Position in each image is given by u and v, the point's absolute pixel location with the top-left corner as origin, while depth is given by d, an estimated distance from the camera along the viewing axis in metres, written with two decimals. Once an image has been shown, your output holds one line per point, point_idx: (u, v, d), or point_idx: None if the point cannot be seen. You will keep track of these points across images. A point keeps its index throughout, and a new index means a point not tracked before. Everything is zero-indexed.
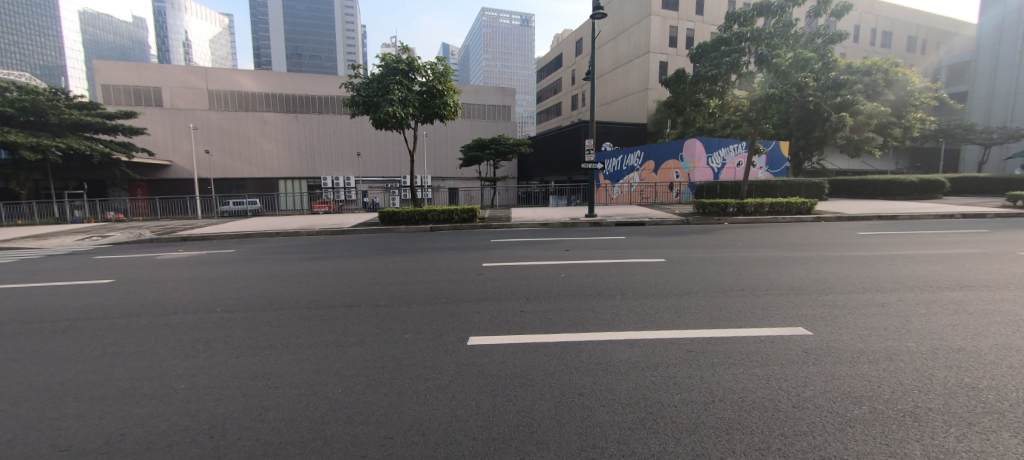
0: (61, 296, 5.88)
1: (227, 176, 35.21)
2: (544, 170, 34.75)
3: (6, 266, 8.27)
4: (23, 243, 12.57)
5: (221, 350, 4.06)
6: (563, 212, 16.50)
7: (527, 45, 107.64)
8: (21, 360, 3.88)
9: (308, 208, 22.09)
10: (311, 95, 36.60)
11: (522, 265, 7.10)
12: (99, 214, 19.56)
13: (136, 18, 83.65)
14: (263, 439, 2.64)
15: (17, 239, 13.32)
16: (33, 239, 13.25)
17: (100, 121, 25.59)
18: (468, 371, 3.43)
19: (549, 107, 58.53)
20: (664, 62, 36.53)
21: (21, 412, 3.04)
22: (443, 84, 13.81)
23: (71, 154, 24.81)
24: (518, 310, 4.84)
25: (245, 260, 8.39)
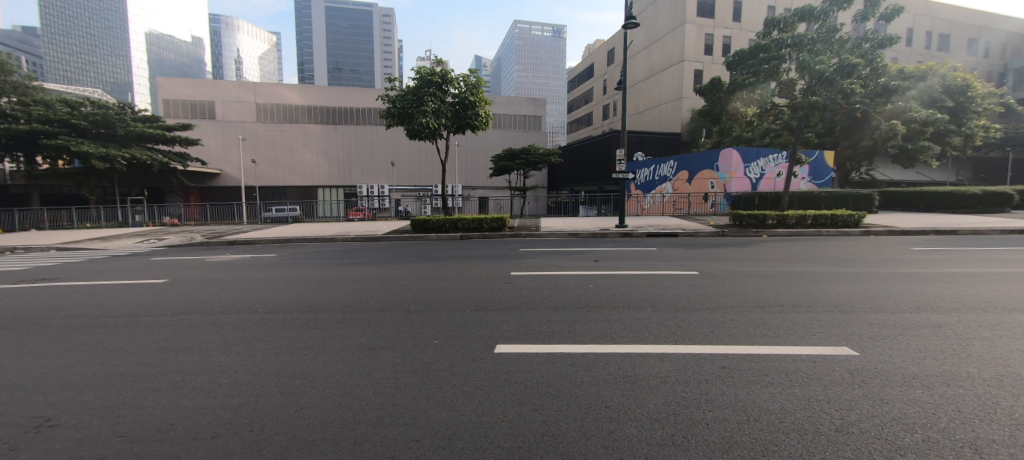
0: (121, 294, 6.34)
1: (270, 184, 37.02)
2: (574, 180, 34.56)
3: (77, 265, 9.02)
4: (91, 244, 13.63)
5: (260, 348, 4.25)
6: (593, 223, 16.33)
7: (558, 56, 108.11)
8: (86, 352, 4.20)
9: (344, 216, 22.93)
10: (351, 108, 38.36)
11: (551, 276, 7.05)
12: (156, 219, 20.94)
13: (195, 39, 91.39)
14: (298, 435, 2.73)
15: (85, 240, 14.48)
16: (99, 241, 14.37)
17: (160, 133, 27.63)
18: (494, 378, 3.44)
19: (580, 116, 58.43)
20: (699, 70, 35.79)
21: (86, 399, 3.30)
22: (475, 96, 14.08)
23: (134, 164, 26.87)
24: (546, 320, 4.80)
25: (286, 264, 8.77)
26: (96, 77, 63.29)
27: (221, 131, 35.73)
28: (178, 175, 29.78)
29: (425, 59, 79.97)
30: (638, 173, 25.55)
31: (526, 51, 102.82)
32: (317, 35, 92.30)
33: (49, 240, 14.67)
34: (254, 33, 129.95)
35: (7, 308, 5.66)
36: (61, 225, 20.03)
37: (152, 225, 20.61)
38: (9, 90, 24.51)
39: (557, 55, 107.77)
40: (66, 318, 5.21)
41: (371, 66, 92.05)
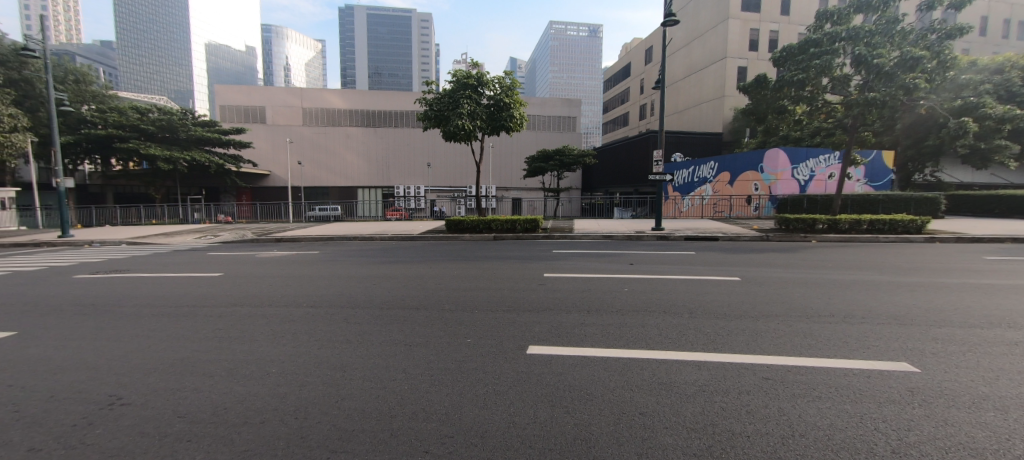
0: (182, 286, 6.86)
1: (314, 185, 38.75)
2: (609, 181, 34.01)
3: (145, 258, 9.85)
4: (156, 239, 14.83)
5: (304, 340, 4.48)
6: (628, 225, 16.04)
7: (593, 55, 106.72)
8: (152, 338, 4.58)
9: (382, 215, 23.68)
10: (390, 111, 39.73)
11: (585, 278, 6.98)
12: (212, 217, 22.50)
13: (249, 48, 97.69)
14: (338, 425, 2.85)
15: (152, 236, 15.77)
16: (163, 237, 15.61)
17: (217, 136, 29.38)
18: (527, 379, 3.44)
19: (615, 117, 57.43)
20: (743, 67, 34.27)
21: (152, 382, 3.60)
22: (511, 97, 14.17)
23: (194, 165, 28.88)
24: (579, 323, 4.75)
25: (328, 261, 9.17)
26: (163, 85, 69.12)
27: (270, 135, 37.80)
28: (232, 176, 31.71)
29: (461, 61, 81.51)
30: (676, 174, 24.83)
31: (561, 51, 102.14)
32: (359, 41, 96.05)
33: (122, 235, 16.10)
34: (302, 41, 137.38)
35: (88, 296, 6.29)
36: (131, 221, 21.90)
37: (209, 222, 22.23)
38: (90, 99, 27.23)
39: (593, 55, 106.43)
40: (135, 307, 5.71)
41: (409, 70, 94.66)
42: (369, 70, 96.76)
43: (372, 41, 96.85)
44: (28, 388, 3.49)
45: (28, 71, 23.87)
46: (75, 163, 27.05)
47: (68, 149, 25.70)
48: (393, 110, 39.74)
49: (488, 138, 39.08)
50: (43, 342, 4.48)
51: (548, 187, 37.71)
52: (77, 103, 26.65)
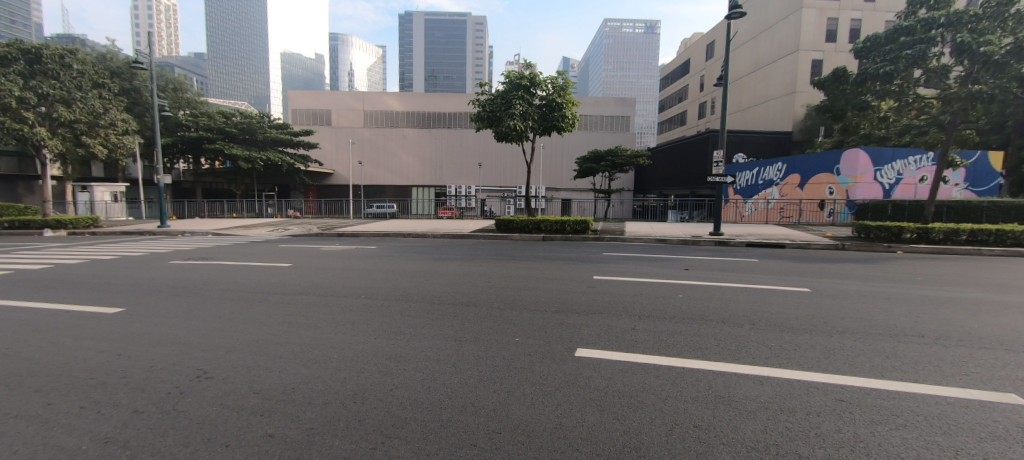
0: (258, 274, 7.56)
1: (372, 184, 40.80)
2: (663, 183, 32.77)
3: (228, 248, 10.94)
4: (237, 231, 16.40)
5: (362, 329, 4.75)
6: (684, 229, 15.35)
7: (650, 52, 102.74)
8: (230, 320, 5.08)
9: (434, 214, 24.45)
10: (444, 112, 41.19)
11: (637, 282, 6.80)
12: (283, 212, 24.46)
13: (317, 57, 105.08)
14: (392, 412, 2.98)
15: (233, 228, 17.45)
16: (242, 228, 17.22)
17: (288, 138, 31.48)
18: (575, 382, 3.41)
19: (672, 116, 55.18)
20: (818, 60, 31.56)
21: (231, 358, 3.98)
22: (563, 97, 14.10)
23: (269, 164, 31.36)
24: (630, 328, 4.62)
25: (384, 256, 9.63)
26: (244, 92, 76.33)
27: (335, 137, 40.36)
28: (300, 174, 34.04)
29: (514, 62, 82.40)
30: (738, 176, 23.91)
31: (616, 48, 99.34)
32: (416, 46, 99.91)
33: (209, 227, 17.95)
34: (364, 47, 145.82)
35: (182, 280, 7.11)
36: (216, 215, 24.39)
37: (280, 216, 24.18)
38: (185, 105, 30.76)
39: (650, 52, 102.40)
40: (217, 291, 6.36)
41: (463, 72, 97.20)
42: (425, 73, 100.60)
43: (429, 45, 100.53)
44: (134, 358, 4.01)
45: (137, 81, 27.43)
46: (173, 162, 30.59)
47: (167, 149, 29.15)
48: (448, 112, 41.26)
49: (539, 138, 39.12)
50: (145, 318, 5.13)
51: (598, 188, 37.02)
52: (175, 109, 30.21)
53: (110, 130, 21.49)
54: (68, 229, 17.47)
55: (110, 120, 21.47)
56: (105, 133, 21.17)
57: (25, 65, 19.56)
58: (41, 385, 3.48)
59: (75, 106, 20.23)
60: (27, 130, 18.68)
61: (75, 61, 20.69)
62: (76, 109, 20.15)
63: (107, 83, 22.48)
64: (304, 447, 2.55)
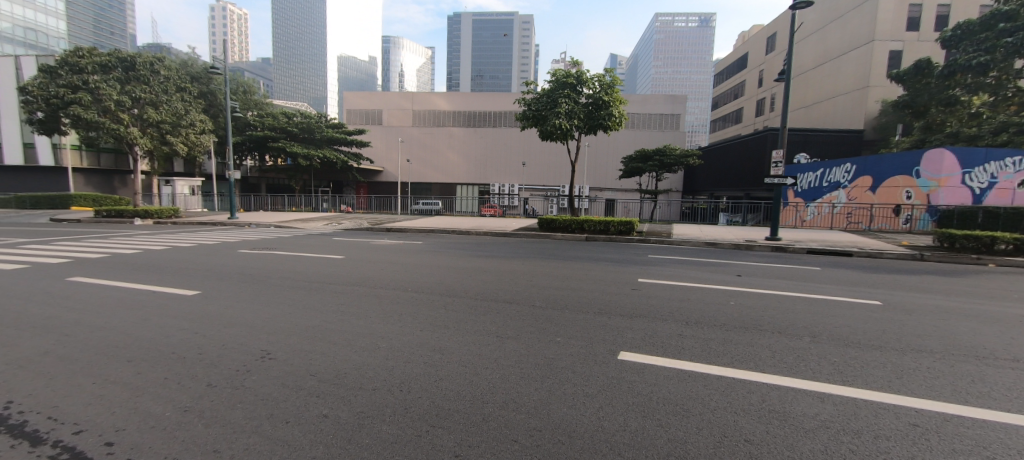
0: (315, 264, 8.09)
1: (419, 181, 42.05)
2: (714, 183, 31.22)
3: (289, 240, 11.76)
4: (296, 224, 17.55)
5: (409, 321, 4.95)
6: (738, 233, 14.55)
7: (704, 46, 97.79)
8: (290, 306, 5.46)
9: (478, 211, 24.78)
10: (490, 111, 41.59)
11: (684, 286, 6.56)
12: (336, 206, 25.81)
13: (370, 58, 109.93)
14: (437, 402, 3.09)
15: (293, 221, 18.66)
16: (301, 222, 18.39)
17: (343, 136, 33.02)
18: (618, 385, 3.35)
19: (726, 113, 52.34)
20: (897, 51, 28.66)
21: (289, 342, 4.29)
22: (610, 96, 13.82)
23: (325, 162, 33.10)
24: (676, 334, 4.48)
25: (430, 252, 9.94)
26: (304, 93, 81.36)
27: (386, 136, 41.90)
28: (352, 171, 35.65)
29: (561, 59, 81.61)
30: (799, 177, 22.31)
31: (668, 43, 95.25)
32: (464, 46, 101.67)
33: (271, 219, 19.33)
34: (415, 48, 150.75)
35: (248, 267, 7.75)
36: (278, 208, 26.22)
37: (334, 211, 25.56)
38: (253, 107, 33.29)
39: (704, 46, 97.41)
40: (278, 279, 6.86)
41: (509, 71, 97.90)
42: (472, 73, 102.62)
43: (476, 45, 102.28)
44: (207, 336, 4.43)
45: (212, 85, 30.03)
46: (241, 158, 33.00)
47: (237, 147, 31.70)
48: (493, 111, 41.65)
49: (584, 137, 38.61)
50: (218, 301, 5.67)
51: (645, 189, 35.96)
52: (245, 110, 32.81)
53: (190, 130, 23.86)
54: (153, 218, 19.50)
55: (190, 121, 23.79)
56: (187, 132, 23.48)
57: (120, 71, 21.79)
58: (133, 355, 3.94)
59: (161, 108, 22.51)
60: (122, 130, 20.96)
61: (163, 67, 22.96)
62: (162, 111, 22.41)
63: (188, 87, 24.74)
64: (355, 429, 2.71)
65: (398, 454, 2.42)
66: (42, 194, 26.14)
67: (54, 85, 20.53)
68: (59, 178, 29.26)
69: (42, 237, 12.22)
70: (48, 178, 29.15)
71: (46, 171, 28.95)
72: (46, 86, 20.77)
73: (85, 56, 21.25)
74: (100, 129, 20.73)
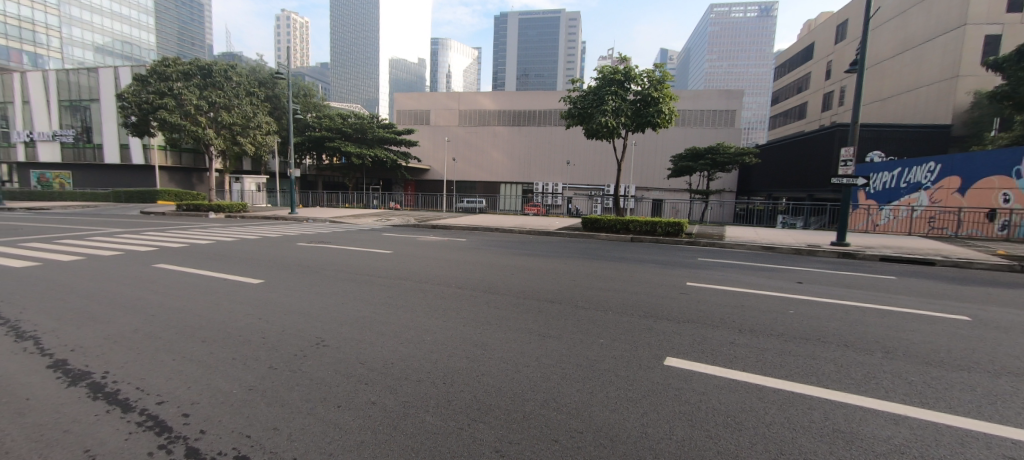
0: (365, 258, 8.51)
1: (464, 180, 42.85)
2: (773, 184, 29.27)
3: (343, 235, 12.45)
4: (349, 219, 18.51)
5: (452, 316, 5.09)
6: (799, 237, 13.55)
7: (765, 37, 91.47)
8: (342, 297, 5.80)
9: (521, 210, 24.84)
10: (535, 110, 41.52)
11: (737, 292, 6.25)
12: (386, 203, 26.89)
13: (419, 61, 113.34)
14: (479, 397, 3.15)
15: (346, 217, 19.71)
16: (354, 217, 19.37)
17: (393, 136, 34.23)
18: (664, 392, 3.25)
19: (788, 108, 48.76)
20: (996, 35, 25.37)
21: (341, 331, 4.55)
22: (660, 92, 13.36)
23: (377, 161, 34.55)
24: (728, 342, 4.27)
25: (475, 249, 10.14)
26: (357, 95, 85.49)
27: (433, 135, 43.08)
28: (401, 170, 36.91)
29: (609, 54, 80.05)
30: (873, 178, 20.48)
31: (724, 35, 90.20)
32: (510, 45, 102.31)
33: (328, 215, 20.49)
34: (461, 49, 153.77)
35: (305, 259, 8.31)
36: (333, 205, 27.83)
37: (384, 207, 26.65)
38: (312, 109, 35.49)
39: (765, 37, 91.13)
40: (332, 271, 7.29)
41: (555, 69, 97.49)
42: (519, 72, 103.48)
43: (523, 44, 102.74)
44: (270, 322, 4.80)
45: (277, 89, 32.32)
46: (302, 157, 35.27)
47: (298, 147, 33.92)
48: (539, 110, 41.53)
49: (631, 135, 37.62)
50: (280, 289, 6.14)
51: (695, 189, 34.45)
52: (305, 112, 35.08)
53: (257, 131, 25.86)
54: (224, 212, 21.43)
55: (257, 123, 25.79)
56: (254, 133, 25.58)
57: (200, 78, 23.94)
58: (208, 337, 4.36)
59: (233, 111, 24.55)
60: (200, 132, 23.14)
61: (235, 74, 24.99)
62: (233, 114, 24.48)
63: (256, 92, 26.76)
64: (400, 418, 2.82)
65: (440, 446, 2.50)
66: (135, 190, 29.51)
67: (145, 92, 22.95)
68: (148, 175, 32.87)
69: (136, 227, 13.84)
70: (139, 175, 32.79)
71: (138, 169, 32.60)
72: (138, 93, 23.30)
73: (170, 65, 23.56)
74: (182, 131, 23.03)
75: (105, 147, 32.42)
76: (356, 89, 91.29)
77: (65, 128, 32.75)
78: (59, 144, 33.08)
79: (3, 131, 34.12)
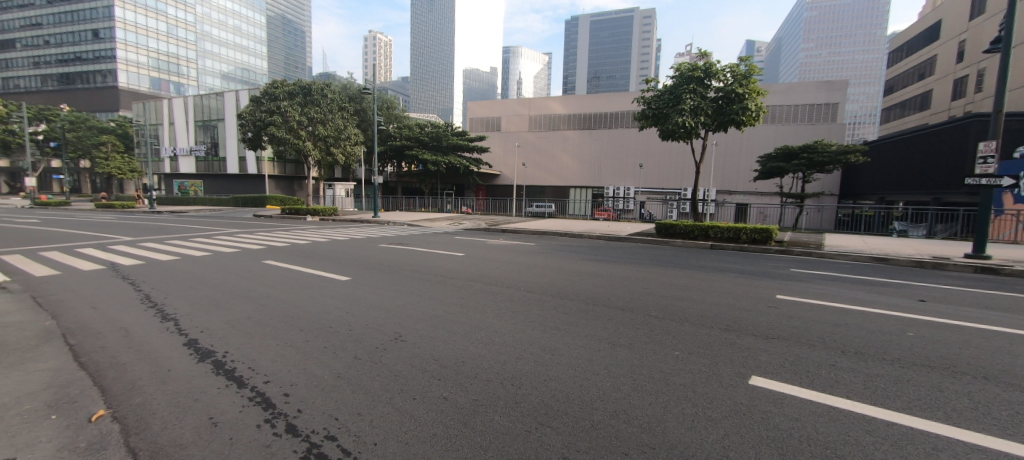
0: (437, 260, 8.98)
1: (534, 184, 43.23)
2: (886, 185, 25.47)
3: (420, 237, 13.24)
4: (425, 223, 19.61)
5: (520, 319, 5.18)
6: (921, 247, 11.61)
7: (875, 20, 80.34)
8: (416, 296, 6.19)
9: (591, 215, 24.40)
10: (606, 112, 40.64)
11: (837, 308, 5.57)
12: (459, 208, 28.06)
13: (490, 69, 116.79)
14: (547, 402, 3.17)
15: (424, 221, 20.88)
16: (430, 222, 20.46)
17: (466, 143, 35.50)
18: (747, 414, 3.00)
19: (908, 98, 42.04)
20: None
21: (417, 328, 4.86)
22: (745, 87, 12.38)
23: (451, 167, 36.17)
24: (827, 364, 3.82)
25: (544, 253, 10.20)
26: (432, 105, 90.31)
27: (504, 142, 44.19)
28: (473, 175, 38.19)
29: (690, 48, 76.33)
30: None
31: (823, 21, 80.53)
32: (580, 48, 101.45)
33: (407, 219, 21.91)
34: (532, 54, 155.33)
35: (384, 260, 9.00)
36: (410, 209, 29.86)
37: (457, 212, 27.82)
38: (394, 120, 38.32)
39: (877, 17, 79.27)
40: (410, 271, 7.81)
41: (628, 69, 94.28)
42: (589, 73, 101.95)
43: (594, 46, 101.10)
44: (355, 316, 5.27)
45: (364, 103, 35.40)
46: (384, 165, 38.17)
47: (382, 156, 36.83)
48: (610, 112, 40.56)
49: (712, 135, 35.16)
50: (364, 286, 6.72)
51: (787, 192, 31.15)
52: (388, 123, 37.98)
53: (347, 142, 28.50)
54: (319, 216, 23.88)
55: (347, 135, 28.44)
56: (344, 144, 28.26)
57: (302, 96, 26.99)
58: (306, 326, 4.92)
59: (328, 125, 27.37)
60: (301, 144, 26.18)
61: (330, 91, 27.84)
62: (328, 127, 27.30)
63: (347, 106, 29.50)
64: (470, 415, 2.95)
65: (508, 446, 2.56)
66: (250, 196, 34.12)
67: (258, 111, 26.43)
68: (259, 183, 37.87)
69: (251, 228, 16.02)
70: (253, 183, 37.87)
71: (252, 178, 37.72)
72: (253, 112, 26.93)
73: (279, 86, 26.83)
74: (286, 144, 26.19)
75: (228, 160, 37.85)
76: (432, 99, 96.58)
77: (199, 144, 39.04)
78: (194, 158, 39.43)
79: (155, 148, 41.42)
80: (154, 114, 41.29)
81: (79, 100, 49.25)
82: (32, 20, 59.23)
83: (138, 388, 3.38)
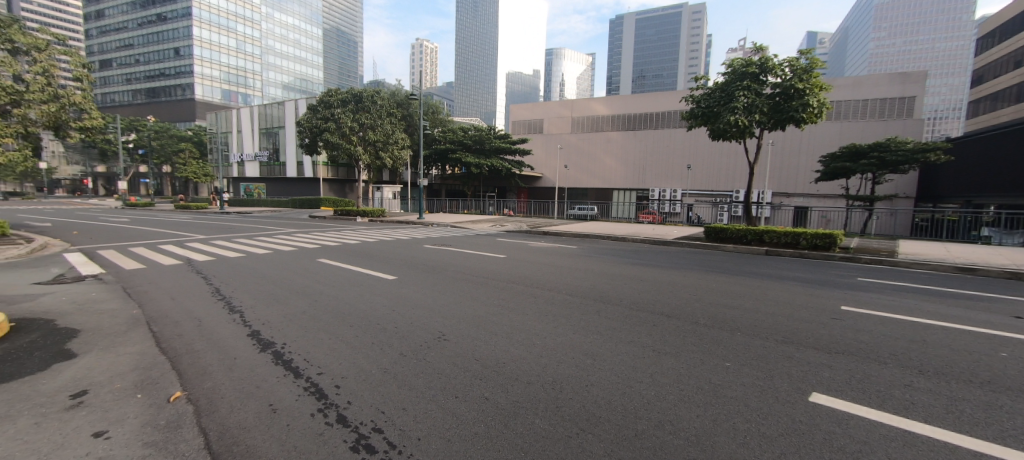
0: (478, 261, 9.13)
1: (575, 187, 42.77)
2: (973, 187, 22.80)
3: (463, 239, 13.51)
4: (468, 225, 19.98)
5: (561, 322, 5.17)
6: (1017, 256, 10.26)
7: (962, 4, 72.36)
8: (459, 297, 6.35)
9: (635, 217, 23.79)
10: (652, 112, 39.46)
11: (914, 322, 5.05)
12: (500, 210, 28.36)
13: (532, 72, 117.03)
14: (588, 408, 3.14)
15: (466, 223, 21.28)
16: (472, 224, 20.85)
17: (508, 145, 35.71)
18: (806, 433, 2.81)
19: (1002, 89, 37.30)
20: None
21: (458, 328, 4.97)
22: (806, 82, 11.57)
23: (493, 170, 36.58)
24: (900, 383, 3.50)
25: (586, 256, 10.08)
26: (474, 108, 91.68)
27: (546, 144, 44.15)
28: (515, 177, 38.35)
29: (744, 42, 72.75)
30: None
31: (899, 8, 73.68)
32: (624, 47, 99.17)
33: (450, 221, 22.44)
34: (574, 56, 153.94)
35: (427, 260, 9.29)
36: (454, 210, 30.60)
37: (499, 214, 28.09)
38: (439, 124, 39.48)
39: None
40: (452, 272, 8.02)
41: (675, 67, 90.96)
42: (634, 72, 99.35)
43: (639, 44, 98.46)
44: (402, 315, 5.49)
45: (411, 108, 36.73)
46: (429, 168, 39.36)
47: (427, 159, 38.02)
48: (656, 112, 39.36)
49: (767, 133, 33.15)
50: (409, 286, 6.98)
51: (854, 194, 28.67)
52: (433, 127, 39.16)
53: (395, 146, 29.68)
54: (368, 217, 25.10)
55: (395, 139, 29.60)
56: (392, 148, 29.48)
57: (354, 103, 28.48)
58: (357, 322, 5.19)
59: (377, 130, 28.65)
60: (353, 149, 27.68)
61: (379, 98, 29.13)
62: (377, 132, 28.58)
63: (395, 112, 30.72)
64: (511, 417, 2.98)
65: (549, 450, 2.57)
66: (306, 198, 36.47)
67: (315, 118, 28.19)
68: (315, 186, 40.33)
69: (308, 228, 17.07)
70: (309, 186, 40.38)
71: (308, 181, 40.26)
72: (310, 118, 28.77)
73: (333, 95, 28.45)
74: (339, 149, 27.78)
75: (288, 164, 40.69)
76: (475, 103, 98.15)
77: (262, 150, 42.26)
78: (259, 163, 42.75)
79: (226, 154, 45.34)
80: (225, 123, 45.25)
81: (164, 112, 55.02)
82: (126, 41, 66.82)
83: (210, 373, 3.73)
